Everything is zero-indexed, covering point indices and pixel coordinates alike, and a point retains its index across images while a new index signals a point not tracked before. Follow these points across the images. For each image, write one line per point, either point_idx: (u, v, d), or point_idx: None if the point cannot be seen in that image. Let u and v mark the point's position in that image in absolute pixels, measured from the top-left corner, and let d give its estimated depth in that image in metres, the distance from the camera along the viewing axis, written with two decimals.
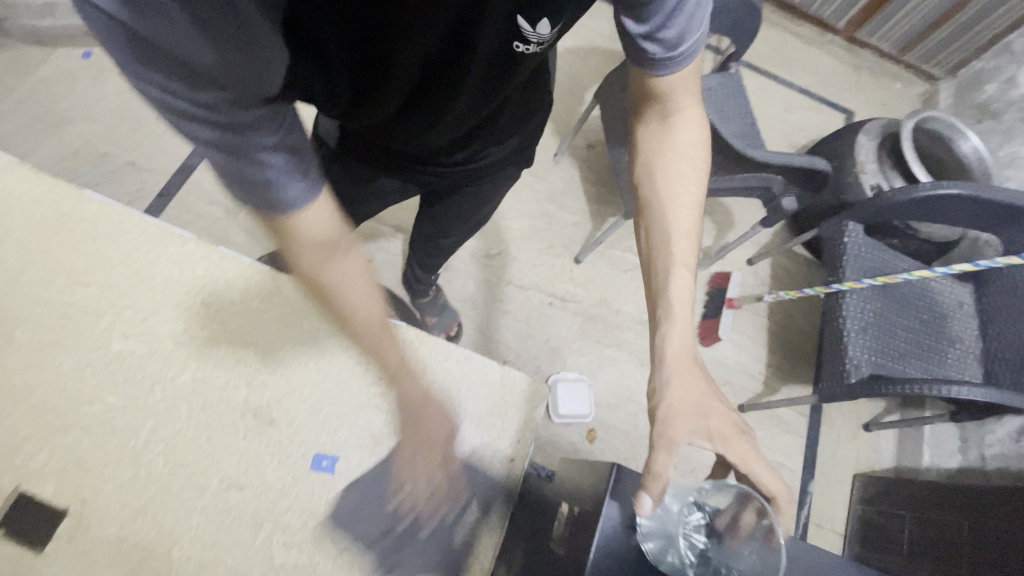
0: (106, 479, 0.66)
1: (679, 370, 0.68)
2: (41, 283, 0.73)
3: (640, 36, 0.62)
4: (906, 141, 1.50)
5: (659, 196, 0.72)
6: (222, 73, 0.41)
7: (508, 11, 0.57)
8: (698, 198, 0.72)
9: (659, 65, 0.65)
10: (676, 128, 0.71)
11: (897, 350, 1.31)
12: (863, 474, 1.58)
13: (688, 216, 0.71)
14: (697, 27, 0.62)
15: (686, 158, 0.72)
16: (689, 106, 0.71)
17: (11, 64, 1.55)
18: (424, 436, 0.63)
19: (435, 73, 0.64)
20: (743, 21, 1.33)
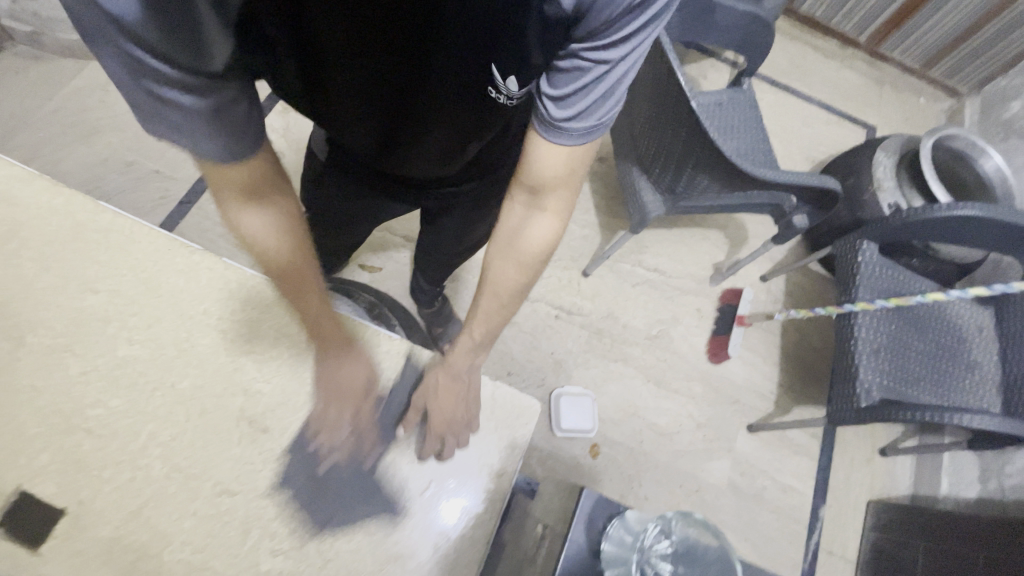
0: (104, 480, 0.68)
1: (439, 395, 0.79)
2: (55, 290, 0.77)
3: (546, 95, 0.62)
4: (925, 159, 1.46)
5: (487, 274, 0.83)
6: (167, 42, 0.45)
7: (483, 59, 0.60)
8: (511, 297, 0.84)
9: (550, 135, 0.65)
10: (531, 224, 0.78)
11: (911, 375, 1.27)
12: (876, 501, 1.52)
13: (496, 304, 0.84)
14: (599, 114, 0.63)
15: (519, 259, 0.81)
16: (547, 211, 0.77)
17: (47, 77, 1.63)
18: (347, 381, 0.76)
19: (411, 100, 0.67)
20: (753, 37, 1.32)
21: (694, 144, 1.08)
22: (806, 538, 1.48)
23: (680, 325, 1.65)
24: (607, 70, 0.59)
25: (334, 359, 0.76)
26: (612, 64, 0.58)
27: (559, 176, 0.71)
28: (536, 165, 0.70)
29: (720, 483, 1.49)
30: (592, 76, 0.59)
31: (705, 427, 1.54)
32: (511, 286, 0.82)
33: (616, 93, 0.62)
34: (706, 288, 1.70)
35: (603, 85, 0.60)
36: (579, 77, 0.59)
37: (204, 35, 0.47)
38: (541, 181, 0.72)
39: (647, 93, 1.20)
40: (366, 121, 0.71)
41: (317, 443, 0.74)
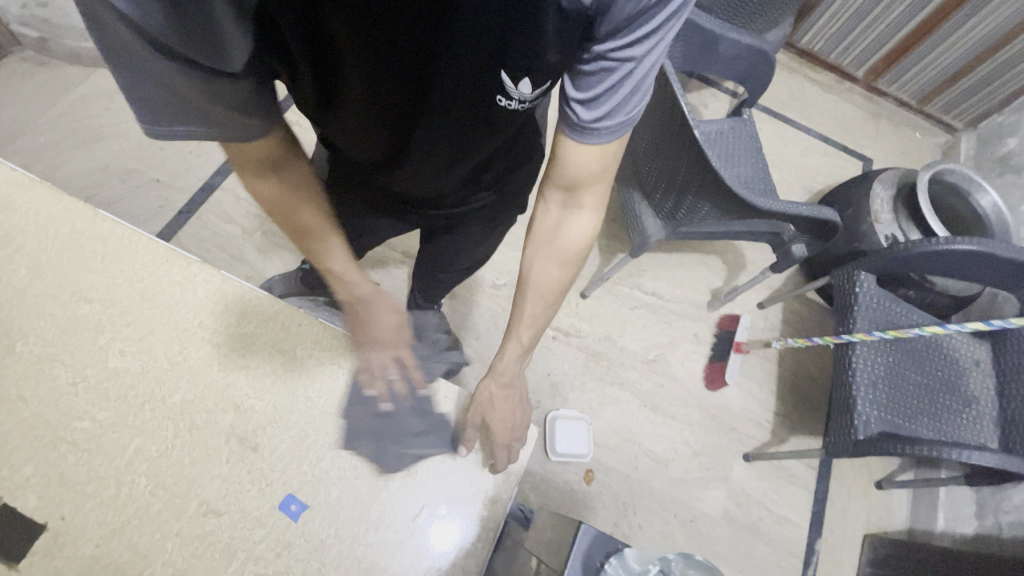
0: (87, 495, 0.66)
1: (496, 406, 0.83)
2: (49, 297, 0.75)
3: (575, 101, 0.65)
4: (922, 192, 1.48)
5: (529, 276, 0.87)
6: (187, 48, 0.50)
7: (492, 64, 0.62)
8: (555, 295, 0.87)
9: (583, 137, 0.68)
10: (567, 223, 0.82)
11: (909, 408, 1.27)
12: (873, 535, 1.51)
13: (541, 305, 0.87)
14: (627, 110, 0.65)
15: (563, 257, 0.84)
16: (583, 208, 0.80)
17: (53, 82, 1.64)
18: (376, 328, 0.81)
19: (411, 104, 0.69)
20: (756, 68, 1.34)
21: (695, 172, 1.09)
22: (801, 572, 1.45)
23: (677, 350, 1.64)
24: (633, 68, 0.61)
25: (362, 303, 0.84)
26: (637, 63, 0.60)
27: (591, 178, 0.74)
28: (568, 170, 0.74)
29: (715, 513, 1.47)
30: (618, 75, 0.61)
31: (701, 455, 1.53)
32: (553, 285, 0.86)
33: (644, 89, 0.64)
34: (703, 314, 1.69)
35: (630, 82, 0.62)
36: (605, 78, 0.62)
37: (218, 35, 0.50)
38: (574, 182, 0.75)
39: (650, 120, 1.22)
40: (369, 128, 0.74)
41: (375, 389, 0.79)
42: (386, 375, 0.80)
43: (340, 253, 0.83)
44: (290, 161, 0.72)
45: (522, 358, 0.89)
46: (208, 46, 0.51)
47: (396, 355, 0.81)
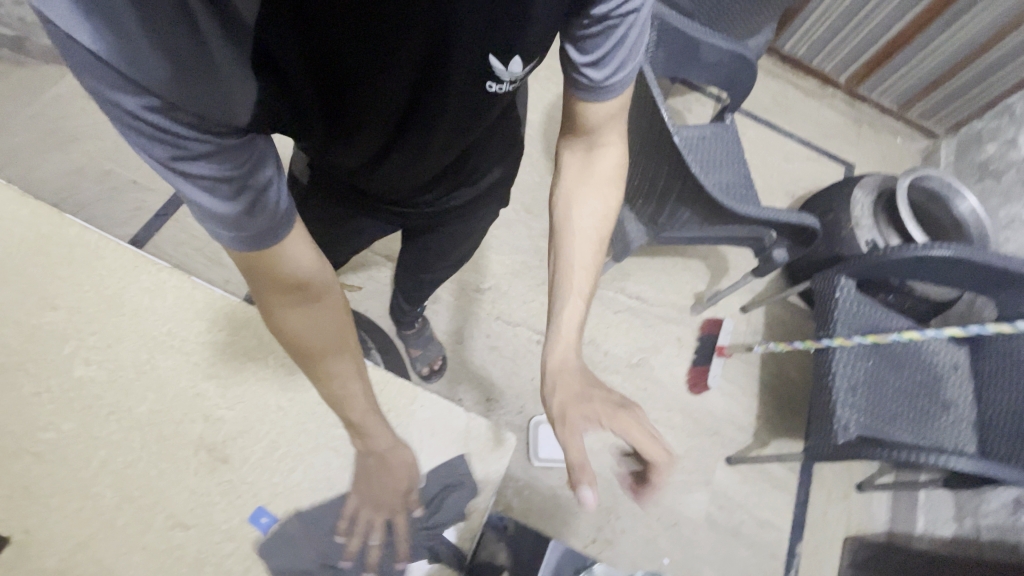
0: (49, 509, 0.65)
1: (559, 377, 0.74)
2: (12, 304, 0.73)
3: (583, 66, 0.68)
4: (901, 198, 1.50)
5: (570, 221, 0.80)
6: (190, 101, 0.43)
7: (482, 49, 0.59)
8: (603, 232, 0.80)
9: (600, 95, 0.71)
10: (597, 160, 0.80)
11: (889, 412, 1.28)
12: (854, 538, 1.52)
13: (590, 252, 0.79)
14: (634, 58, 0.69)
15: (601, 191, 0.80)
16: (611, 143, 0.79)
17: (27, 81, 1.60)
18: (383, 481, 0.67)
19: (406, 116, 0.66)
20: (737, 74, 1.35)
21: (675, 178, 1.09)
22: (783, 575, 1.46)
23: (661, 353, 1.64)
24: (634, 18, 0.63)
25: (378, 458, 0.68)
26: (636, 12, 0.63)
27: (613, 113, 0.75)
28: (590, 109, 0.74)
29: (698, 517, 1.48)
30: (623, 28, 0.64)
31: (684, 459, 1.53)
32: (600, 224, 0.80)
33: (643, 33, 0.67)
34: (687, 318, 1.70)
35: (632, 32, 0.65)
36: (611, 35, 0.64)
37: (216, 70, 0.45)
38: (596, 121, 0.75)
39: (631, 126, 1.22)
40: (365, 148, 0.70)
41: (344, 536, 0.68)
42: (365, 533, 0.67)
43: (359, 392, 0.67)
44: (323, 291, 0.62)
45: (584, 309, 0.78)
46: (209, 89, 0.45)
47: (391, 518, 0.67)
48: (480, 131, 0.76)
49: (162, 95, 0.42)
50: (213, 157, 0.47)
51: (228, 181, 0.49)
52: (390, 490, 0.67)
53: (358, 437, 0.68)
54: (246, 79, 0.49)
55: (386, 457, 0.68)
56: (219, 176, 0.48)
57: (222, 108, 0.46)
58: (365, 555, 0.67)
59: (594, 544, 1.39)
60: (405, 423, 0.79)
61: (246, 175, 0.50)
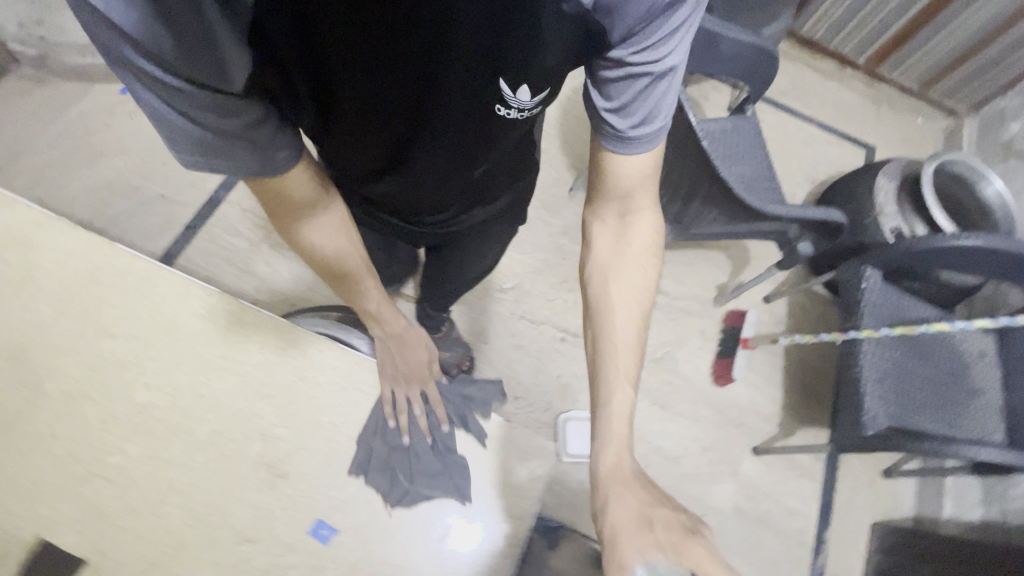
0: (124, 529, 0.69)
1: (613, 488, 0.70)
2: (73, 334, 0.77)
3: (607, 110, 0.67)
4: (926, 184, 1.49)
5: (607, 294, 0.78)
6: (193, 68, 0.47)
7: (490, 75, 0.60)
8: (643, 305, 0.78)
9: (626, 147, 0.69)
10: (632, 229, 0.78)
11: (917, 402, 1.29)
12: (880, 524, 1.54)
13: (631, 326, 0.77)
14: (663, 114, 0.67)
15: (638, 262, 0.78)
16: (643, 208, 0.77)
17: (51, 99, 1.63)
18: (404, 359, 0.87)
19: (411, 130, 0.67)
20: (758, 66, 1.33)
21: (701, 181, 1.09)
22: (810, 561, 1.49)
23: (684, 347, 1.65)
24: (661, 69, 0.63)
25: (396, 338, 0.86)
26: (662, 64, 0.62)
27: (644, 177, 0.73)
28: (618, 174, 0.73)
29: (725, 507, 1.50)
30: (647, 78, 0.63)
31: (710, 450, 1.55)
32: (639, 294, 0.78)
33: (673, 88, 0.66)
34: (710, 310, 1.71)
35: (659, 83, 0.64)
36: (635, 82, 0.64)
37: (221, 51, 0.48)
38: (625, 186, 0.74)
39: None
40: (368, 154, 0.73)
41: (395, 420, 0.82)
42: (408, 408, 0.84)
43: (376, 293, 0.82)
44: (329, 200, 0.72)
45: (634, 395, 0.75)
46: (210, 59, 0.47)
47: (422, 390, 0.87)
48: (502, 149, 0.77)
49: (162, 56, 0.45)
50: (215, 109, 0.51)
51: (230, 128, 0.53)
52: (414, 366, 0.87)
53: (374, 322, 0.84)
54: (243, 54, 0.51)
55: (405, 336, 0.87)
56: (221, 123, 0.53)
57: (221, 75, 0.49)
58: (415, 425, 0.85)
59: None
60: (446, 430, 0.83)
61: (246, 127, 0.54)
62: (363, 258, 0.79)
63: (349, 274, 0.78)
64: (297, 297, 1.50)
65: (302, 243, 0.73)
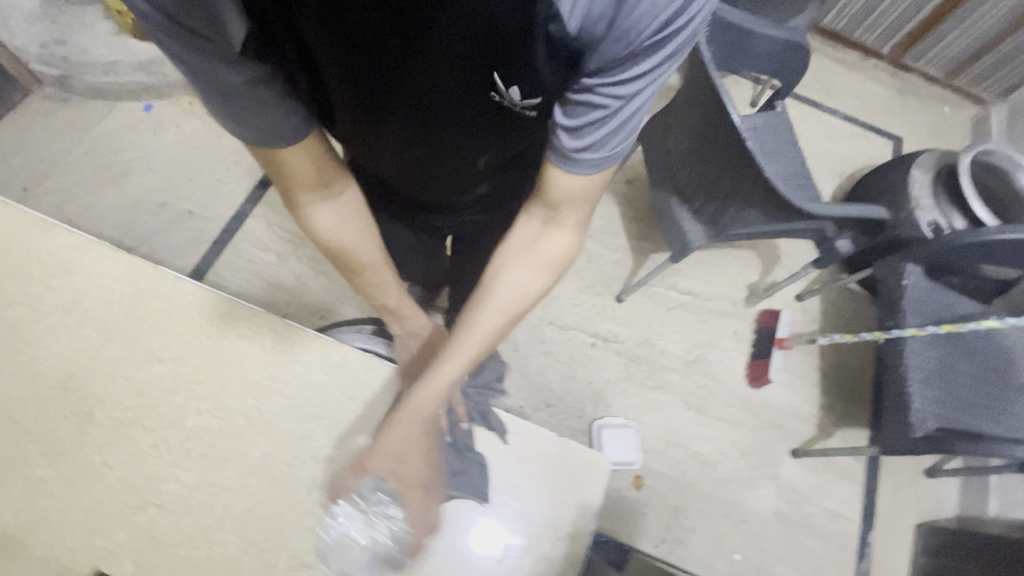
0: (181, 557, 0.68)
1: (401, 424, 0.73)
2: (121, 359, 0.76)
3: (560, 125, 0.60)
4: (965, 176, 1.45)
5: (495, 280, 0.79)
6: (189, 17, 0.47)
7: (483, 68, 0.58)
8: (518, 308, 0.79)
9: (563, 163, 0.63)
10: (545, 239, 0.76)
11: (966, 400, 1.25)
12: (925, 524, 1.50)
13: (497, 320, 0.78)
14: (611, 146, 0.61)
15: (533, 268, 0.78)
16: (565, 227, 0.74)
17: (76, 119, 1.63)
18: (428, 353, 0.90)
19: (421, 111, 0.65)
20: (788, 61, 1.29)
21: (740, 181, 1.06)
22: (855, 565, 1.45)
23: (717, 349, 1.63)
24: (620, 105, 0.56)
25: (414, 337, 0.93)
26: (623, 100, 0.55)
27: (580, 196, 0.68)
28: (557, 187, 0.68)
29: (766, 512, 1.47)
30: (605, 113, 0.56)
31: (748, 454, 1.52)
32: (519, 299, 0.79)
33: (629, 127, 0.59)
34: (741, 310, 1.68)
35: (615, 119, 0.57)
36: (593, 112, 0.57)
37: (218, 13, 0.48)
38: (561, 199, 0.70)
39: (686, 125, 1.20)
40: (375, 136, 0.73)
41: None
42: None
43: (394, 289, 0.89)
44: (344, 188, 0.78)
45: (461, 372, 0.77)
46: (205, 14, 0.47)
47: None
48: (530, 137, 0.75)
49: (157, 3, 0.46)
50: (216, 61, 0.52)
51: (231, 83, 0.54)
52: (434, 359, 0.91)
53: (395, 321, 0.92)
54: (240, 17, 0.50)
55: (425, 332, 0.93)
56: (221, 78, 0.53)
57: (218, 30, 0.49)
58: (435, 422, 0.81)
59: (664, 543, 1.41)
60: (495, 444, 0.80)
61: (247, 87, 0.55)
62: (376, 250, 0.85)
63: (362, 264, 0.85)
64: (325, 309, 1.49)
65: (312, 223, 0.78)
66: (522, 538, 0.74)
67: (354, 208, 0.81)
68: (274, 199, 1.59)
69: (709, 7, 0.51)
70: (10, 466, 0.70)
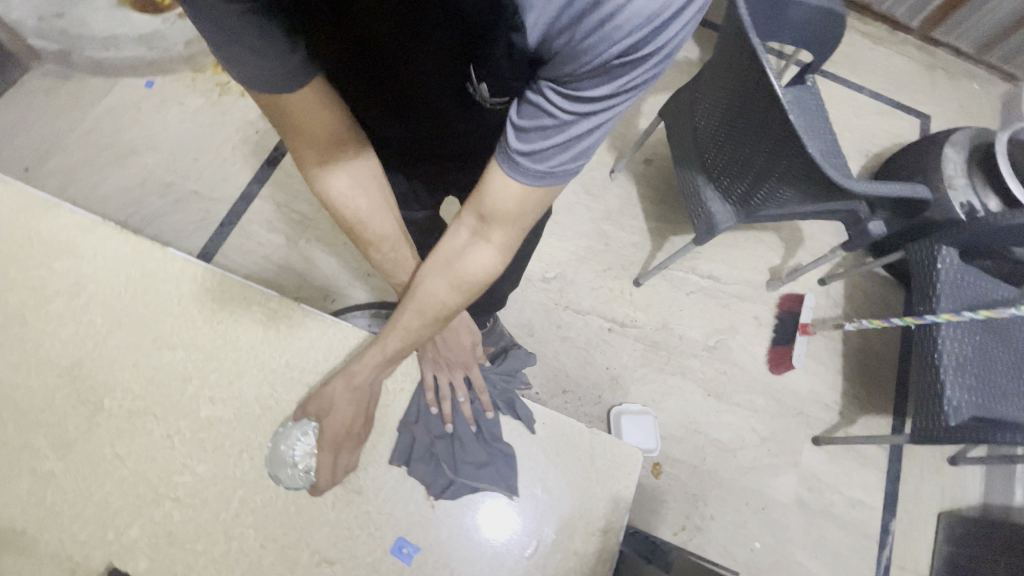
0: (198, 553, 0.65)
1: (337, 381, 0.71)
2: (130, 346, 0.72)
3: (512, 123, 0.55)
4: (1001, 155, 1.37)
5: (417, 288, 0.72)
6: None
7: (459, 52, 0.56)
8: (442, 318, 0.72)
9: (504, 162, 0.57)
10: (468, 251, 0.68)
11: (999, 388, 1.21)
12: (949, 513, 1.47)
13: (419, 324, 0.71)
14: (554, 163, 0.55)
15: (453, 280, 0.69)
16: (491, 242, 0.66)
17: (77, 95, 1.58)
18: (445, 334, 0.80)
19: (403, 83, 0.65)
20: (824, 32, 1.22)
21: (778, 156, 1.00)
22: (877, 553, 1.42)
23: (738, 334, 1.58)
24: (570, 120, 0.52)
25: None
26: (575, 116, 0.51)
27: (504, 208, 0.61)
28: (488, 194, 0.61)
29: (787, 499, 1.44)
30: (552, 123, 0.52)
31: (769, 441, 1.49)
32: (438, 310, 0.71)
33: (578, 148, 0.54)
34: (763, 294, 1.63)
35: (562, 134, 0.52)
36: (541, 118, 0.52)
37: None
38: (489, 209, 0.62)
39: (716, 100, 1.14)
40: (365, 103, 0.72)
41: (437, 408, 0.78)
42: (452, 396, 0.79)
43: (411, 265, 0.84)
44: (360, 151, 0.74)
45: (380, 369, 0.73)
46: None
47: (466, 375, 0.81)
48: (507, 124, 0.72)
49: None
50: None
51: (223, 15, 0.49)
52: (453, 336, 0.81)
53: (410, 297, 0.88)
54: None
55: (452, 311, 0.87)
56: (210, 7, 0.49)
57: None
58: (459, 413, 0.79)
59: (683, 531, 1.38)
60: (521, 432, 0.77)
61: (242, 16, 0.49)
62: (395, 226, 0.81)
63: (378, 236, 0.81)
64: (337, 293, 1.45)
65: (322, 183, 0.74)
66: (549, 531, 0.71)
67: (370, 174, 0.77)
68: (283, 180, 1.55)
69: (675, 43, 0.48)
70: (16, 458, 0.67)
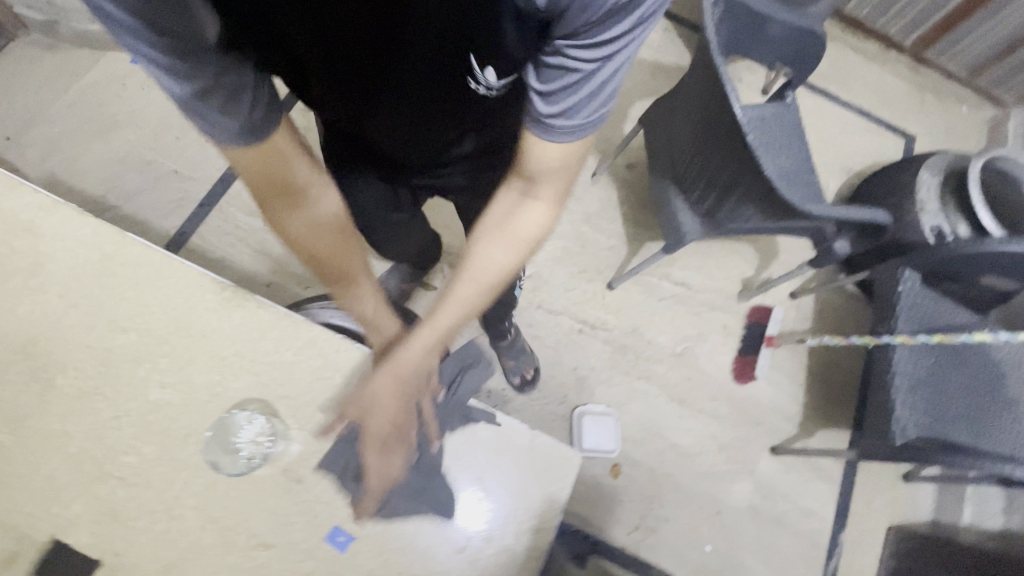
0: (139, 530, 0.68)
1: (377, 382, 0.71)
2: (85, 327, 0.74)
3: (533, 90, 0.58)
4: (972, 182, 1.38)
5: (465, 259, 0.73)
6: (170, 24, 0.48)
7: (456, 47, 0.61)
8: (493, 282, 0.74)
9: (536, 128, 0.61)
10: (523, 212, 0.70)
11: (948, 411, 1.24)
12: (897, 528, 1.51)
13: (474, 291, 0.73)
14: (586, 113, 0.58)
15: (507, 241, 0.72)
16: (542, 199, 0.69)
17: (63, 66, 1.57)
18: None
19: (377, 88, 0.68)
20: (803, 50, 1.23)
21: (741, 174, 1.02)
22: (823, 562, 1.47)
23: (705, 343, 1.61)
24: (593, 69, 0.54)
25: None
26: (600, 61, 0.54)
27: (559, 165, 0.64)
28: (537, 158, 0.64)
29: (741, 506, 1.48)
30: (578, 76, 0.54)
31: (727, 449, 1.52)
32: (495, 274, 0.73)
33: (606, 91, 0.57)
34: (734, 305, 1.65)
35: (589, 84, 0.55)
36: (565, 75, 0.55)
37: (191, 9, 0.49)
38: (539, 169, 0.66)
39: (689, 113, 1.15)
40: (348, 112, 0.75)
41: None
42: None
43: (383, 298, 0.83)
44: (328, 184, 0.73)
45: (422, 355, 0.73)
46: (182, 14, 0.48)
47: None
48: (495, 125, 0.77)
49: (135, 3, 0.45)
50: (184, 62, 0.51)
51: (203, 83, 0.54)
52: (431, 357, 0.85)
53: None
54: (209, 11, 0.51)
55: None
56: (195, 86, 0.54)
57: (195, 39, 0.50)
58: None
59: (636, 531, 1.42)
60: (468, 432, 0.79)
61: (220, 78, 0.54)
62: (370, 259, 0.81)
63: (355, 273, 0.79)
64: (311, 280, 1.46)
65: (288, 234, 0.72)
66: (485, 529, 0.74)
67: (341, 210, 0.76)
68: None
69: None
70: None
